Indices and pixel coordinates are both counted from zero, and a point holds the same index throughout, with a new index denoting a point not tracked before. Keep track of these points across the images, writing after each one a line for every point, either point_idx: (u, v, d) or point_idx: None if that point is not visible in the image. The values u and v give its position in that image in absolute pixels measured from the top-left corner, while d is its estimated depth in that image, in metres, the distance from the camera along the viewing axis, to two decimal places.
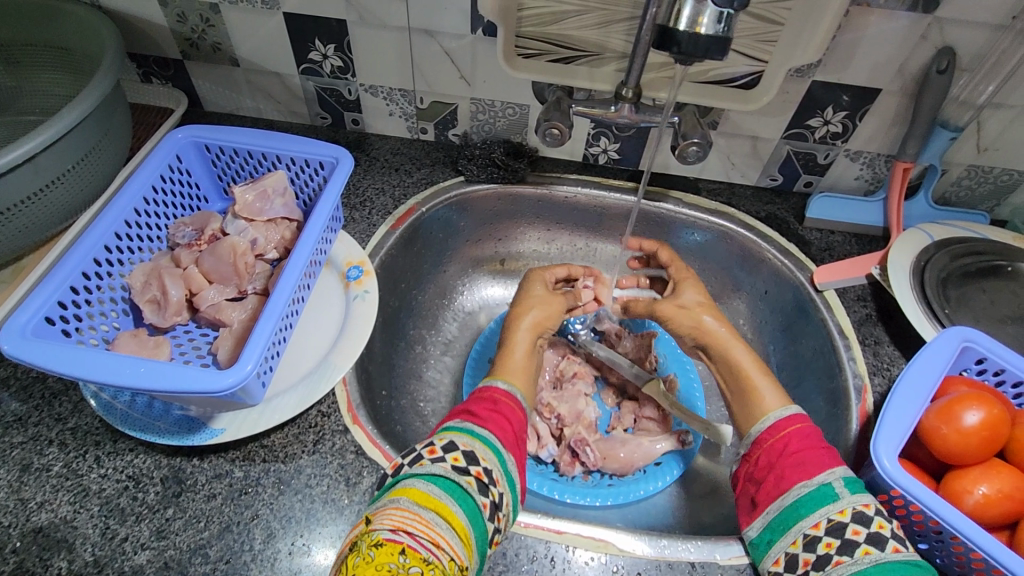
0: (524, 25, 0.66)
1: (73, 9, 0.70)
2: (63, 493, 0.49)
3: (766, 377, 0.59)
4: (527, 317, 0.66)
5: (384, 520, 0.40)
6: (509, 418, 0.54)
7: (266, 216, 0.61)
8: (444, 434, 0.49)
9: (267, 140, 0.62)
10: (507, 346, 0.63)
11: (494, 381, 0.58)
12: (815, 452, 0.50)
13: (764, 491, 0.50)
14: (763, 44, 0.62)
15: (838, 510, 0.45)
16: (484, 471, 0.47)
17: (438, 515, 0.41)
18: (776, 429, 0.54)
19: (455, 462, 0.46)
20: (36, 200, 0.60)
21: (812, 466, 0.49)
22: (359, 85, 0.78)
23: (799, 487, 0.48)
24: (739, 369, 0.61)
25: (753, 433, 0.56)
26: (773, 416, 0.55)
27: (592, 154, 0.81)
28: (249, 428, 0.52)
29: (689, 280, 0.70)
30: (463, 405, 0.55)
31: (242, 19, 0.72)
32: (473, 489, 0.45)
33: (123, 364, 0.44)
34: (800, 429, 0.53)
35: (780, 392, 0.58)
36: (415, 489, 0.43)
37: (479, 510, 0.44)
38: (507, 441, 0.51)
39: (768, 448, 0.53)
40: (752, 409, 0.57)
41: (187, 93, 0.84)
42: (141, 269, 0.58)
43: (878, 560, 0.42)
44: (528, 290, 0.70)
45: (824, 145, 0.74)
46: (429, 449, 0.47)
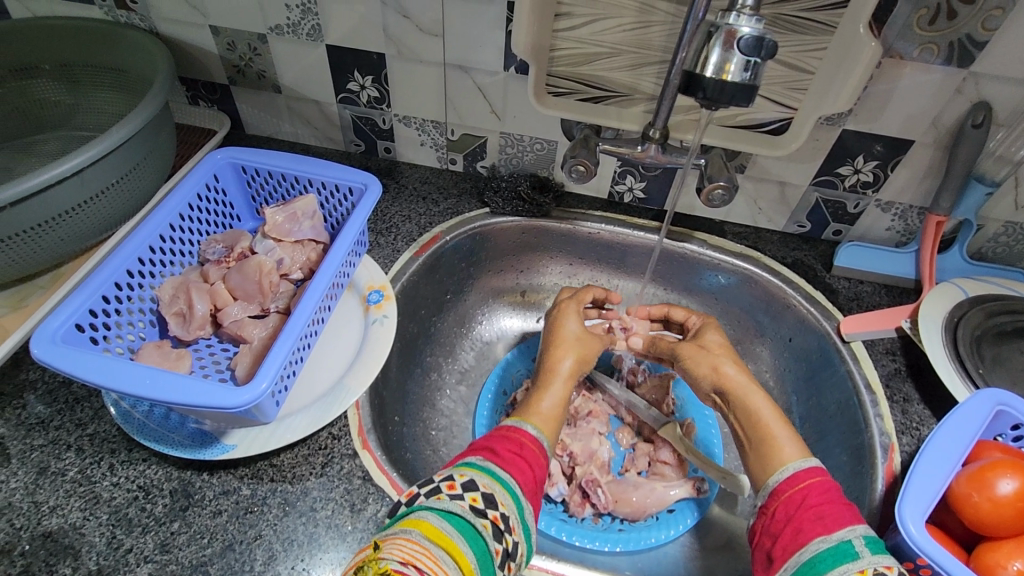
0: (556, 65, 0.68)
1: (132, 35, 0.75)
2: (75, 499, 0.50)
3: (786, 429, 0.57)
4: (564, 363, 0.64)
5: (394, 550, 0.39)
6: (530, 461, 0.53)
7: (294, 238, 0.62)
8: (463, 471, 0.48)
9: (301, 164, 0.64)
10: (541, 390, 0.62)
11: (524, 424, 0.56)
12: (837, 507, 0.48)
13: (780, 545, 0.48)
14: (794, 92, 0.64)
15: (857, 569, 0.42)
16: (501, 517, 0.46)
17: (448, 554, 0.40)
18: (794, 480, 0.51)
19: (473, 502, 0.45)
20: (80, 211, 0.63)
21: (832, 521, 0.46)
22: (393, 115, 0.81)
23: (817, 542, 0.45)
24: (758, 418, 0.58)
25: (769, 485, 0.53)
26: (793, 467, 0.52)
27: (617, 192, 0.82)
28: (260, 446, 0.53)
29: (711, 326, 0.70)
30: (487, 441, 0.54)
31: (287, 50, 0.76)
32: (487, 533, 0.44)
33: (142, 374, 0.45)
34: (820, 482, 0.50)
35: (799, 445, 0.55)
36: (428, 523, 0.42)
37: (490, 557, 0.43)
38: (526, 486, 0.50)
39: (786, 499, 0.50)
40: (767, 461, 0.55)
41: (230, 116, 0.88)
42: (170, 282, 0.59)
43: None
44: (564, 324, 0.68)
45: (854, 194, 0.73)
46: (447, 483, 0.47)
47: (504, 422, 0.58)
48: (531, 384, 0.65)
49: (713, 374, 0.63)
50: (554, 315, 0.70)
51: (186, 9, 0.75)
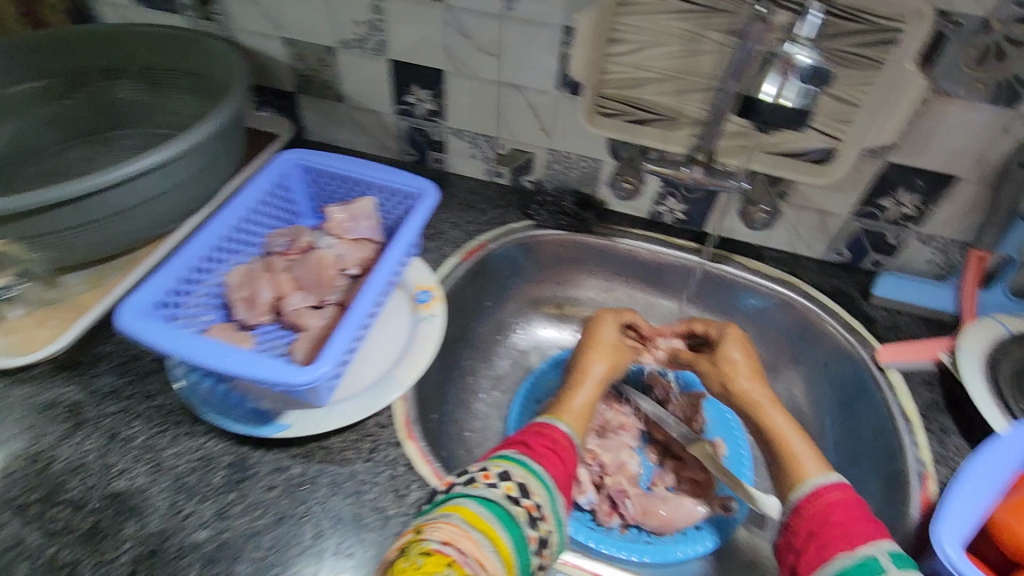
0: (607, 87, 0.72)
1: (212, 43, 0.81)
2: (142, 464, 0.54)
3: (805, 444, 0.59)
4: (597, 367, 0.67)
5: (435, 532, 0.42)
6: (562, 454, 0.55)
7: (352, 236, 0.66)
8: (499, 461, 0.50)
9: (364, 168, 0.68)
10: (572, 391, 0.65)
11: (557, 421, 0.59)
12: (859, 524, 0.49)
13: (804, 560, 0.48)
14: (839, 122, 0.66)
15: None
16: (535, 506, 0.48)
17: (486, 538, 0.43)
18: (816, 497, 0.52)
19: (509, 490, 0.47)
20: (159, 199, 0.68)
21: (856, 537, 0.47)
22: (446, 128, 0.85)
23: (842, 558, 0.46)
24: (776, 432, 0.61)
25: (791, 499, 0.54)
26: (813, 483, 0.54)
27: (658, 213, 0.84)
28: (314, 426, 0.56)
29: (734, 337, 0.70)
30: (521, 435, 0.56)
31: (353, 62, 0.81)
32: (522, 520, 0.46)
33: (216, 349, 0.49)
34: (843, 498, 0.51)
35: (819, 460, 0.57)
36: (467, 508, 0.45)
37: (526, 542, 0.45)
38: (559, 480, 0.52)
39: (809, 515, 0.51)
40: (788, 475, 0.56)
41: (293, 122, 0.93)
42: (238, 270, 0.63)
43: None
44: (601, 333, 0.71)
45: (895, 226, 0.74)
46: (482, 474, 0.49)
47: (538, 419, 0.60)
48: (563, 385, 0.67)
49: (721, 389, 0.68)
50: (592, 322, 0.73)
51: (264, 22, 0.81)
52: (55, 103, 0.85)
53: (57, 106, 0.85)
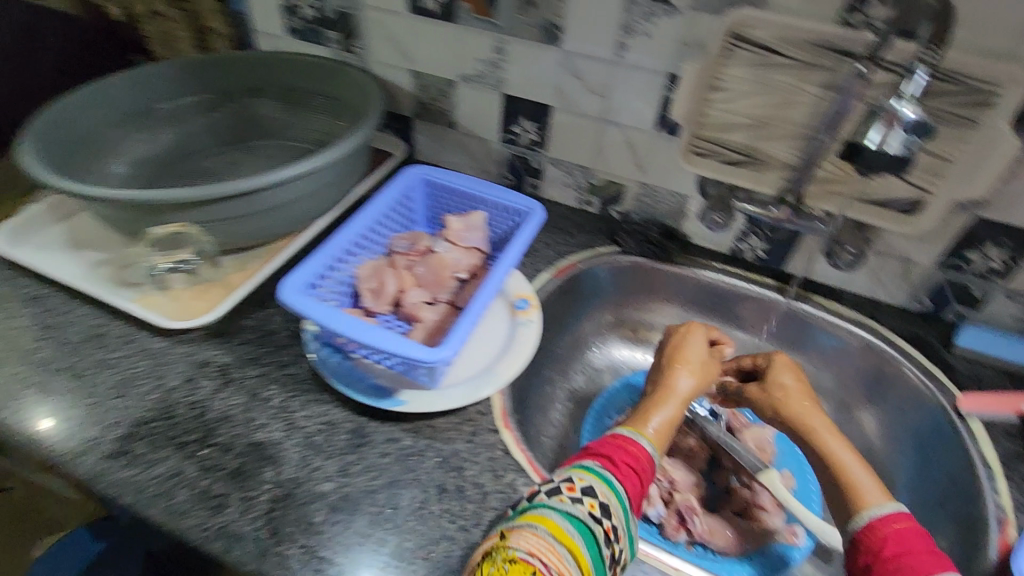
0: (702, 130, 0.77)
1: (351, 72, 0.93)
2: (277, 422, 0.62)
3: (866, 474, 0.60)
4: (681, 383, 0.70)
5: (520, 542, 0.48)
6: (642, 475, 0.58)
7: (465, 244, 0.74)
8: (583, 475, 0.54)
9: (480, 186, 0.77)
10: (654, 406, 0.67)
11: (640, 439, 0.61)
12: (914, 556, 0.50)
13: None
14: (930, 176, 0.69)
15: None
16: (613, 527, 0.51)
17: (567, 551, 0.48)
18: (871, 530, 0.54)
19: (591, 508, 0.51)
20: (304, 200, 0.78)
21: (909, 572, 0.49)
22: (546, 157, 0.93)
23: None
24: (837, 461, 0.62)
25: (852, 527, 0.56)
26: (869, 515, 0.55)
27: (739, 249, 0.88)
28: (425, 405, 0.63)
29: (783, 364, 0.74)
30: (602, 448, 0.59)
31: (470, 94, 0.91)
32: (601, 539, 0.50)
33: (361, 327, 0.58)
34: (897, 530, 0.53)
35: (881, 491, 0.58)
36: (551, 521, 0.50)
37: (601, 560, 0.49)
38: (635, 498, 0.56)
39: (865, 548, 0.54)
40: (849, 503, 0.58)
41: (405, 143, 1.04)
42: (366, 265, 0.71)
43: None
44: (687, 348, 0.74)
45: (981, 279, 0.76)
46: (567, 486, 0.53)
47: (621, 430, 0.62)
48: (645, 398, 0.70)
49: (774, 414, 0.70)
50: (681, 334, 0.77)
51: (397, 55, 0.92)
52: (209, 115, 0.99)
53: (210, 117, 0.99)
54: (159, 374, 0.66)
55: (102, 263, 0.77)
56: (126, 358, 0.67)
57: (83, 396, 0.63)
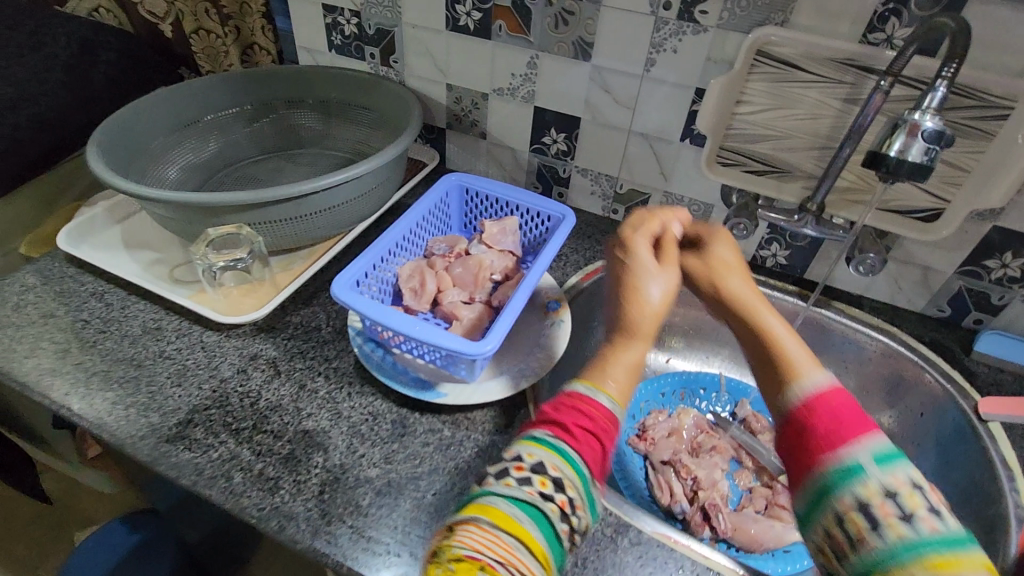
0: (728, 140, 0.82)
1: (389, 85, 0.98)
2: (324, 411, 0.66)
3: (798, 344, 0.51)
4: (648, 307, 0.56)
5: (464, 538, 0.42)
6: (603, 439, 0.49)
7: (501, 247, 0.78)
8: (533, 449, 0.47)
9: (515, 193, 0.81)
10: (612, 354, 0.54)
11: (598, 395, 0.51)
12: (838, 421, 0.44)
13: (795, 474, 0.45)
14: (948, 185, 0.72)
15: (865, 491, 0.40)
16: (568, 500, 0.45)
17: (518, 539, 0.42)
18: (806, 403, 0.46)
19: (542, 486, 0.45)
20: (347, 204, 0.83)
21: (838, 440, 0.43)
22: (573, 167, 0.97)
23: (829, 467, 0.42)
24: (770, 335, 0.52)
25: (785, 404, 0.47)
26: (806, 386, 0.47)
27: (760, 256, 0.91)
28: (464, 398, 0.66)
29: (726, 237, 0.62)
30: (555, 411, 0.51)
31: (502, 106, 0.96)
32: (555, 516, 0.44)
33: (406, 320, 0.62)
34: (833, 396, 0.45)
35: (811, 358, 0.49)
36: (498, 509, 0.44)
37: (558, 538, 0.44)
38: (596, 465, 0.48)
39: (794, 421, 0.46)
40: (782, 376, 0.49)
41: (438, 153, 1.09)
42: (408, 266, 0.76)
43: (906, 539, 0.38)
44: (637, 254, 0.58)
45: (1000, 287, 0.78)
46: (515, 465, 0.46)
47: (574, 387, 0.52)
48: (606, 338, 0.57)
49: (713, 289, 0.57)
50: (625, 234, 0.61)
51: (433, 70, 0.97)
52: (252, 125, 1.04)
53: (253, 127, 1.04)
54: (212, 367, 0.70)
55: (157, 262, 0.82)
56: (181, 351, 0.72)
57: (142, 385, 0.67)
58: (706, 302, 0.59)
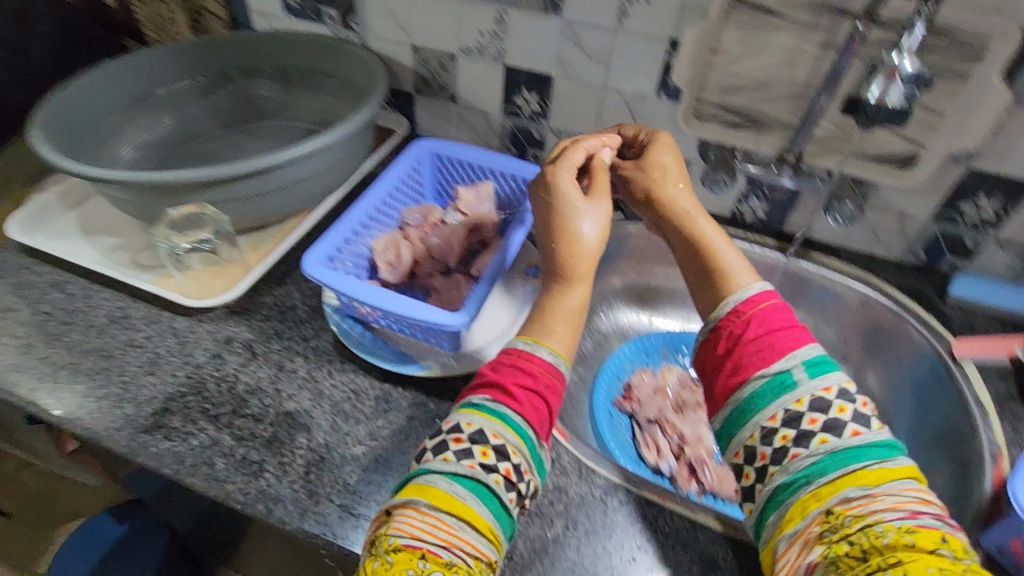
0: (704, 92, 0.79)
1: (351, 48, 0.93)
2: (306, 391, 0.64)
3: (736, 257, 0.60)
4: (585, 251, 0.61)
5: (401, 526, 0.44)
6: (544, 393, 0.53)
7: (477, 213, 0.76)
8: (472, 418, 0.50)
9: (488, 156, 0.78)
10: (555, 298, 0.60)
11: (539, 349, 0.55)
12: (778, 336, 0.52)
13: (722, 385, 0.53)
14: (925, 129, 0.71)
15: (795, 399, 0.49)
16: (512, 469, 0.48)
17: (460, 519, 0.44)
18: (738, 312, 0.55)
19: (483, 457, 0.48)
20: (313, 177, 0.79)
21: (770, 354, 0.51)
22: (548, 128, 0.95)
23: (759, 377, 0.51)
24: (706, 241, 0.62)
25: (717, 313, 0.57)
26: (739, 296, 0.56)
27: (740, 211, 0.90)
28: (448, 369, 0.65)
29: (663, 141, 0.68)
30: (496, 376, 0.53)
31: (470, 66, 0.92)
32: (499, 487, 0.47)
33: (384, 296, 0.61)
34: (765, 307, 0.55)
35: (746, 270, 0.59)
36: (436, 490, 0.46)
37: (504, 506, 0.47)
38: (539, 426, 0.52)
39: (727, 333, 0.55)
40: (718, 288, 0.59)
41: (407, 119, 1.05)
42: (382, 240, 0.72)
43: (834, 447, 0.46)
44: (563, 191, 0.62)
45: (974, 230, 0.79)
46: (454, 438, 0.49)
47: (517, 347, 0.56)
48: (545, 285, 0.62)
49: (651, 196, 0.66)
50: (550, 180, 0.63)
51: (396, 30, 0.93)
52: (208, 98, 0.99)
53: (209, 100, 0.99)
54: (185, 353, 0.68)
55: (118, 248, 0.78)
56: (151, 339, 0.69)
57: (113, 377, 0.65)
58: (642, 207, 0.68)
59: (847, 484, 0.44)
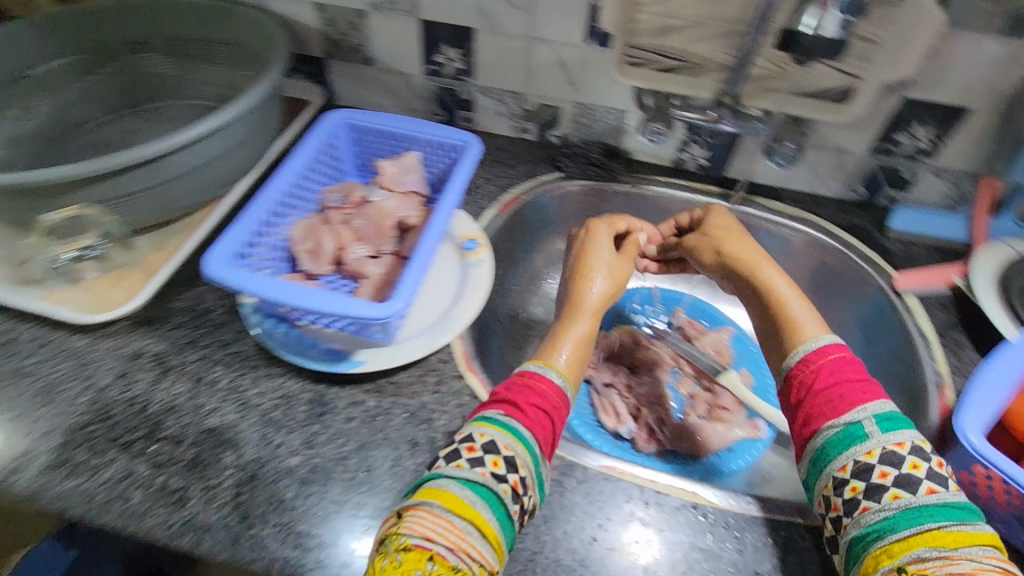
0: (635, 36, 0.72)
1: (246, 12, 0.83)
2: (229, 403, 0.58)
3: (803, 305, 0.56)
4: (595, 286, 0.62)
5: (413, 525, 0.42)
6: (551, 415, 0.52)
7: (403, 188, 0.70)
8: (484, 429, 0.49)
9: (410, 124, 0.71)
10: (565, 326, 0.59)
11: (549, 371, 0.55)
12: (848, 386, 0.49)
13: (796, 435, 0.50)
14: (860, 60, 0.67)
15: (865, 451, 0.45)
16: (520, 481, 0.47)
17: (470, 523, 0.43)
18: (807, 362, 0.51)
19: (494, 467, 0.47)
20: (217, 162, 0.71)
21: (841, 404, 0.48)
22: (475, 87, 0.88)
23: (829, 428, 0.47)
24: (774, 292, 0.57)
25: (785, 366, 0.54)
26: (808, 347, 0.52)
27: (681, 159, 0.88)
28: (385, 362, 0.61)
29: (717, 208, 0.69)
30: (508, 394, 0.52)
31: (383, 24, 0.83)
32: (507, 497, 0.46)
33: (303, 292, 0.54)
34: (834, 359, 0.51)
35: (818, 322, 0.54)
36: (449, 492, 0.45)
37: (510, 520, 0.45)
38: (546, 444, 0.50)
39: (797, 384, 0.52)
40: (783, 344, 0.55)
41: (321, 88, 0.96)
42: (299, 226, 0.66)
43: (908, 504, 0.42)
44: (593, 244, 0.66)
45: (910, 160, 0.78)
46: (467, 446, 0.48)
47: (525, 367, 0.55)
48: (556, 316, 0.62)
49: (717, 256, 0.63)
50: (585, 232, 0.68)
51: None
52: (88, 79, 0.86)
53: (91, 82, 0.85)
54: (86, 376, 0.60)
55: None
56: (44, 363, 0.61)
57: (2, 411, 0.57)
58: (709, 268, 0.65)
59: (921, 543, 0.40)
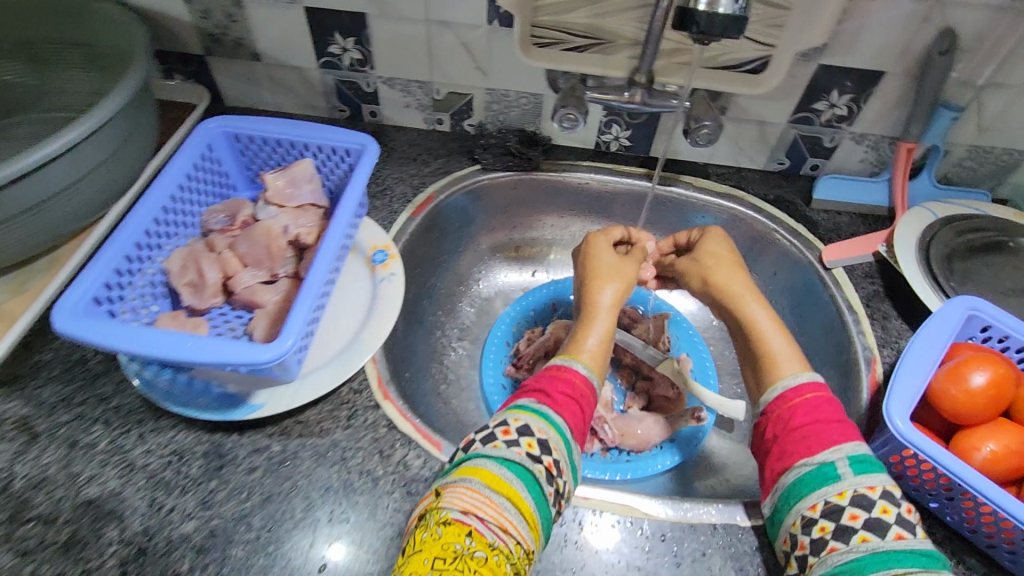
0: (539, 15, 0.71)
1: (100, 8, 0.72)
2: (111, 468, 0.52)
3: (785, 341, 0.56)
4: (606, 293, 0.61)
5: (454, 499, 0.42)
6: (581, 403, 0.52)
7: (296, 203, 0.63)
8: (518, 414, 0.48)
9: (295, 129, 0.64)
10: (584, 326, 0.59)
11: (574, 363, 0.54)
12: (822, 426, 0.48)
13: (769, 471, 0.49)
14: (772, 28, 0.67)
15: (835, 493, 0.44)
16: (554, 463, 0.46)
17: (507, 500, 0.42)
18: (784, 400, 0.51)
19: (529, 448, 0.45)
20: (76, 187, 0.61)
21: (816, 442, 0.47)
22: (376, 78, 0.80)
23: (802, 465, 0.46)
24: (756, 326, 0.57)
25: (762, 401, 0.53)
26: (784, 385, 0.52)
27: (604, 142, 0.83)
28: (286, 402, 0.55)
29: (714, 235, 0.66)
30: (538, 382, 0.53)
31: (263, 14, 0.74)
32: (543, 477, 0.45)
33: (172, 339, 0.47)
34: (811, 399, 0.50)
35: (797, 358, 0.54)
36: (487, 470, 0.44)
37: (546, 500, 0.44)
38: (577, 429, 0.50)
39: (774, 419, 0.51)
40: (763, 375, 0.54)
41: (208, 88, 0.86)
42: (178, 253, 0.59)
43: (875, 548, 0.41)
44: (598, 255, 0.64)
45: (830, 128, 0.76)
46: (502, 429, 0.47)
47: (553, 360, 0.56)
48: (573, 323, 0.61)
49: (704, 285, 0.63)
50: (585, 248, 0.66)
51: None
52: None
53: None
54: None
55: None
56: None
57: None
58: (697, 296, 0.64)
59: None
